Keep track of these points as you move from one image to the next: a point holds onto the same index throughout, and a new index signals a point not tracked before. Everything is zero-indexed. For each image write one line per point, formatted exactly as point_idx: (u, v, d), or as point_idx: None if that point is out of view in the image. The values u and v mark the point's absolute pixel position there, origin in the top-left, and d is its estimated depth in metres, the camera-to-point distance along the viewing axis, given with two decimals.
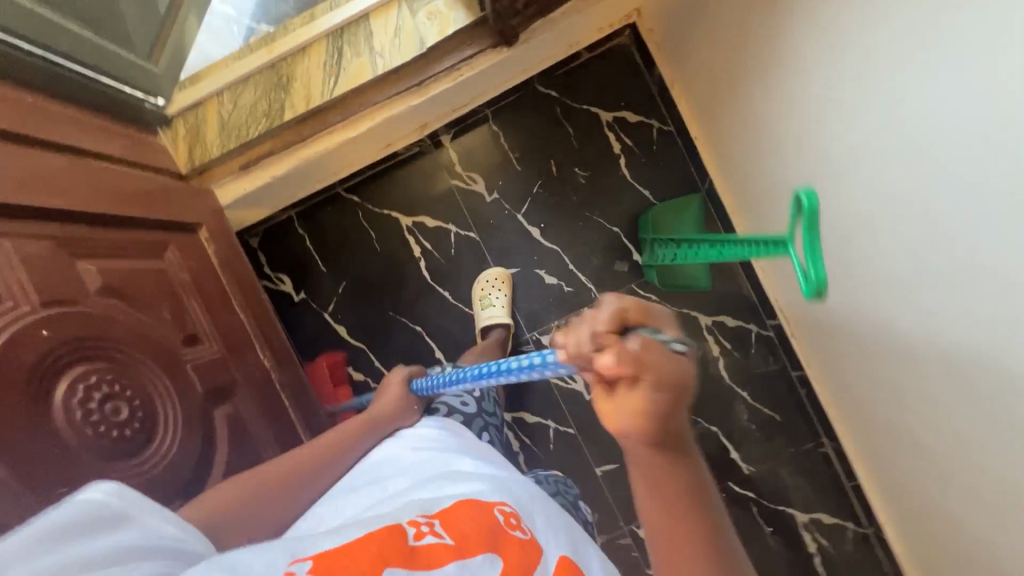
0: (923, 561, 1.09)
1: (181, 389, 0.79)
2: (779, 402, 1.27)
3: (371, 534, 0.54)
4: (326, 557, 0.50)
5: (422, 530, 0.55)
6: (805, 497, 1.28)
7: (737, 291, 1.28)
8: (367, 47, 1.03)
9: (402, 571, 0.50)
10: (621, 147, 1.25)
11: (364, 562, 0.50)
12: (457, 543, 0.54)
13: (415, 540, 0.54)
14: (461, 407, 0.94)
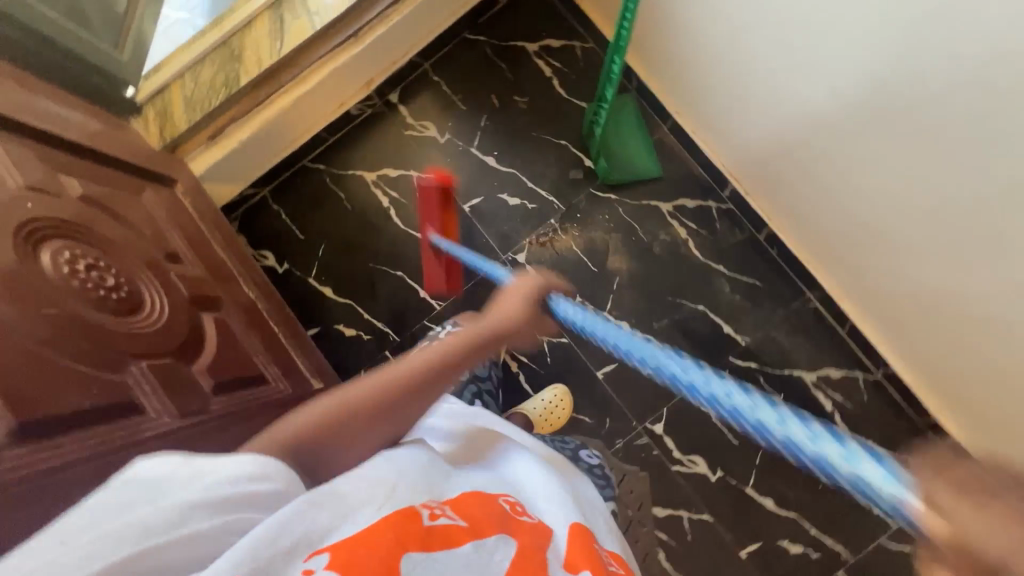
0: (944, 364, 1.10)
1: (168, 288, 0.83)
2: (755, 268, 1.31)
3: (383, 519, 0.50)
4: (343, 550, 0.46)
5: (436, 512, 0.53)
6: (807, 356, 1.29)
7: (689, 172, 1.34)
8: (304, 10, 1.18)
9: (420, 555, 0.48)
10: (552, 70, 1.37)
11: (384, 553, 0.47)
12: (471, 524, 0.54)
13: (430, 521, 0.52)
14: None
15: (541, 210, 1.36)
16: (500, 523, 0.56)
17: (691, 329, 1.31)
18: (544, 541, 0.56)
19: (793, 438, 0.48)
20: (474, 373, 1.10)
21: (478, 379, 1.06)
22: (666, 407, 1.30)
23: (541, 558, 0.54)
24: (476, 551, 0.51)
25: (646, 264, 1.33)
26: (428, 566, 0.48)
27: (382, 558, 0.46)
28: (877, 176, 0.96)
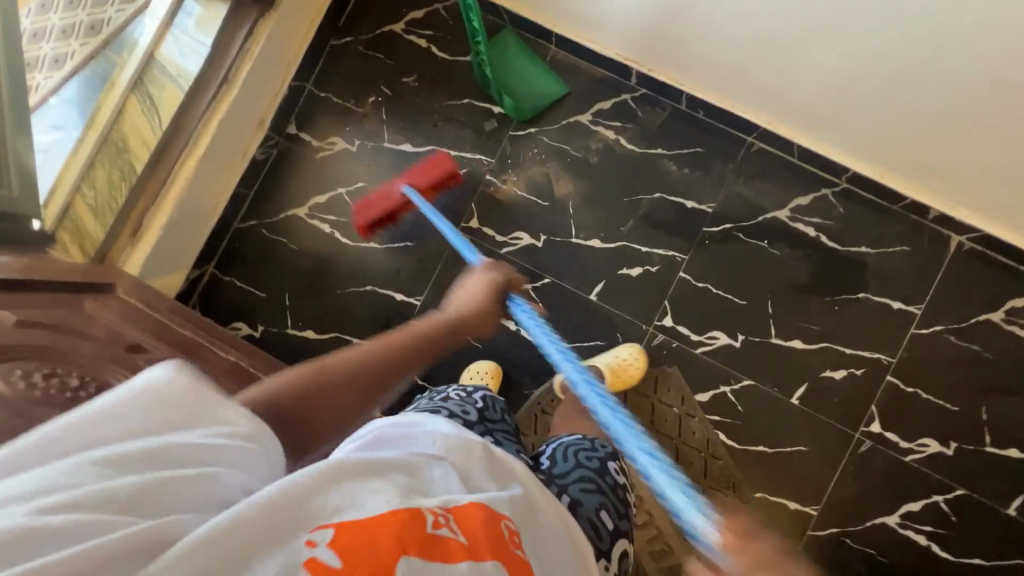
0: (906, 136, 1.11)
1: (141, 373, 0.82)
2: (691, 136, 1.31)
3: (394, 514, 0.41)
4: (348, 533, 0.39)
5: (441, 520, 0.43)
6: (772, 195, 1.29)
7: (592, 76, 1.34)
8: (166, 76, 1.16)
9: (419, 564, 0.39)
10: (426, 40, 1.37)
11: (384, 554, 0.38)
12: (473, 545, 0.43)
13: (433, 529, 0.42)
14: (464, 415, 0.75)
15: (472, 171, 1.35)
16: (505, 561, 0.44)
17: (657, 218, 1.31)
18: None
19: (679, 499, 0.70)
20: (472, 394, 0.81)
21: (478, 400, 0.80)
22: (667, 299, 1.30)
23: None
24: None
25: (590, 178, 1.33)
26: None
27: (378, 555, 0.38)
28: None
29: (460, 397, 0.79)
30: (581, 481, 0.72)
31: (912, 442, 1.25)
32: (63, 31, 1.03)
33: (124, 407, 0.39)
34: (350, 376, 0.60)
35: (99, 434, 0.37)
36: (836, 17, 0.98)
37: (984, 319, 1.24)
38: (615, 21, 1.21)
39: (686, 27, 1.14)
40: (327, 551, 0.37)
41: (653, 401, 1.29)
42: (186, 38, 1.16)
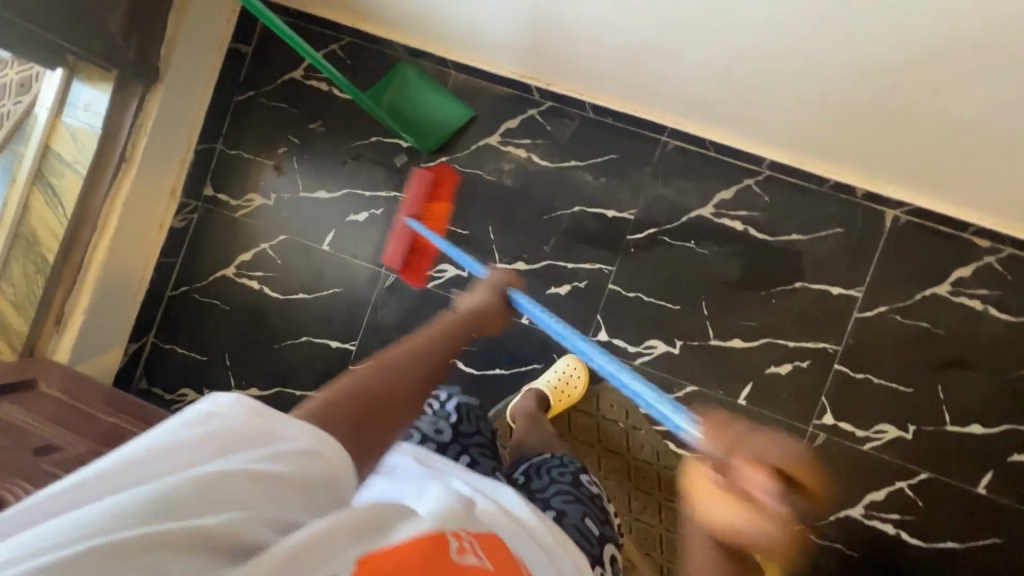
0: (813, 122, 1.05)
1: (40, 481, 0.83)
2: (604, 144, 1.27)
3: (416, 539, 0.47)
4: (378, 559, 0.44)
5: (463, 545, 0.49)
6: (693, 194, 1.25)
7: (495, 96, 1.30)
8: (64, 165, 1.16)
9: None
10: (327, 83, 1.35)
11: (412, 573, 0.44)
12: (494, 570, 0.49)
13: (457, 555, 0.47)
14: (435, 434, 0.93)
15: (389, 208, 1.34)
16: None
17: (579, 232, 1.28)
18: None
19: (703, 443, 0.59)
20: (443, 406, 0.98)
21: (449, 414, 0.96)
22: (599, 314, 1.27)
23: None
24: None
25: (507, 200, 1.30)
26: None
27: None
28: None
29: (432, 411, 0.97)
30: (561, 493, 0.85)
31: (870, 430, 1.20)
32: None
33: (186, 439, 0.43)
34: (376, 411, 0.56)
35: (172, 459, 0.42)
36: (706, 18, 0.92)
37: (930, 295, 1.19)
38: (501, 42, 1.18)
39: (569, 40, 1.10)
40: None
41: (598, 419, 1.26)
42: (78, 123, 1.15)
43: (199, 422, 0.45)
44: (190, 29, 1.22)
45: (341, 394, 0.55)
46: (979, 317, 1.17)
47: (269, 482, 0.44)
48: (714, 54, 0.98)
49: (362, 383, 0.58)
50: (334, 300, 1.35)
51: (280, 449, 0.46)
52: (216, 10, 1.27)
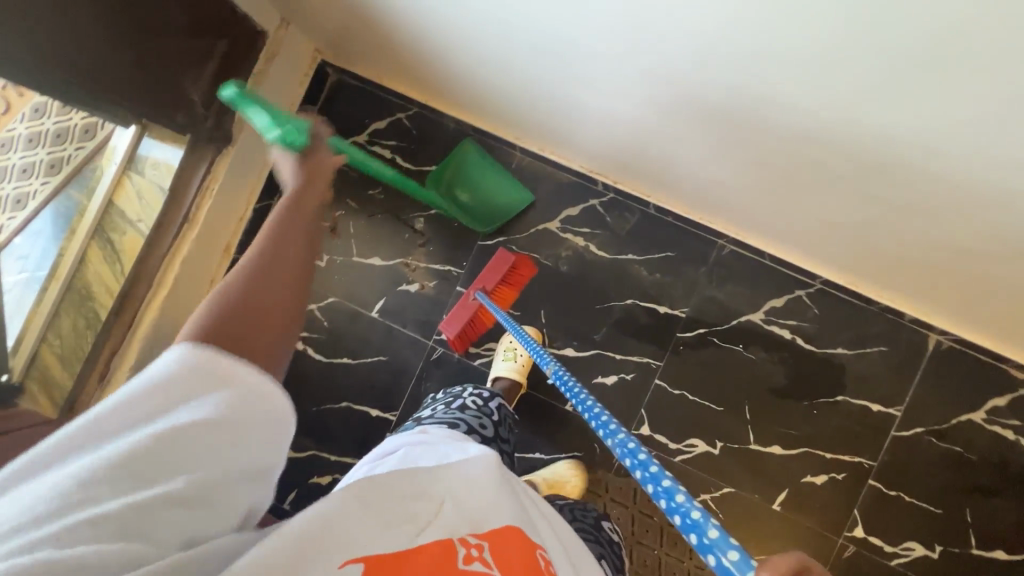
0: (874, 254, 1.09)
1: None
2: (661, 241, 1.30)
3: (420, 549, 0.50)
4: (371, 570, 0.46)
5: (471, 554, 0.52)
6: (746, 299, 1.28)
7: (558, 182, 1.32)
8: (126, 221, 1.16)
9: None
10: (390, 150, 1.35)
11: None
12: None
13: (464, 563, 0.50)
14: (480, 427, 0.98)
15: (442, 282, 1.34)
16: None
17: (631, 324, 1.30)
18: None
19: (692, 527, 0.53)
20: (487, 405, 1.03)
21: (492, 412, 1.02)
22: (643, 408, 1.29)
23: None
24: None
25: (561, 285, 1.31)
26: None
27: None
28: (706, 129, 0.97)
29: (477, 406, 1.02)
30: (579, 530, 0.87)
31: (898, 546, 1.23)
32: (25, 171, 1.11)
33: (144, 388, 0.44)
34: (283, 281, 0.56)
35: (126, 415, 0.43)
36: (792, 161, 0.94)
37: (966, 419, 1.23)
38: (575, 139, 1.20)
39: (646, 149, 1.12)
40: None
41: (635, 511, 1.28)
42: (143, 181, 1.16)
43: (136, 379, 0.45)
44: (265, 93, 1.22)
45: (236, 273, 0.54)
46: (1011, 445, 1.21)
47: (223, 442, 0.45)
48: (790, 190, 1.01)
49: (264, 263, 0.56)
50: (377, 367, 1.34)
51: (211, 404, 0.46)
52: (290, 73, 1.28)
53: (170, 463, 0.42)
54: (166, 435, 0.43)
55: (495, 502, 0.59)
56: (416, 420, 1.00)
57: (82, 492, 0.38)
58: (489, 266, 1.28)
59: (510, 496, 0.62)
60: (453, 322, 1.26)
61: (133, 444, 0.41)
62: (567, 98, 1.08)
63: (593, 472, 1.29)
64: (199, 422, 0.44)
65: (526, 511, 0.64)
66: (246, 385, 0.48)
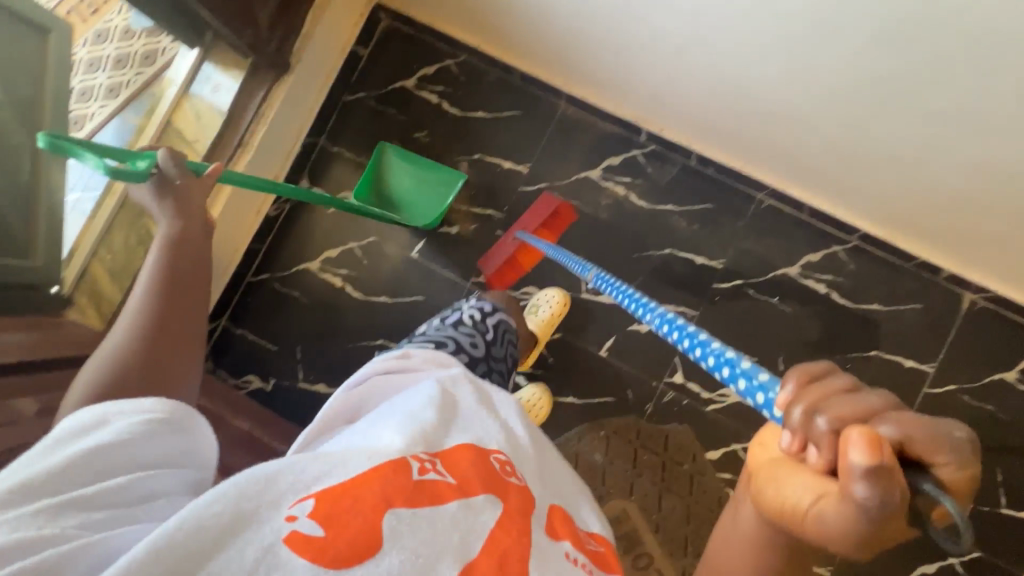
0: (916, 206, 1.10)
1: None
2: (701, 193, 1.32)
3: (376, 472, 0.59)
4: (323, 504, 0.54)
5: (424, 468, 0.63)
6: (783, 252, 1.29)
7: (600, 131, 1.34)
8: (182, 140, 1.16)
9: (405, 509, 0.57)
10: (438, 96, 1.38)
11: (367, 507, 0.55)
12: (459, 483, 0.63)
13: (419, 475, 0.61)
14: (470, 348, 0.97)
15: (482, 226, 1.36)
16: (490, 486, 0.65)
17: (667, 273, 1.31)
18: (529, 507, 0.66)
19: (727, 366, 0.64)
20: (481, 323, 1.02)
21: (486, 330, 1.01)
22: (677, 356, 1.30)
23: (524, 518, 0.63)
24: (462, 509, 0.60)
25: (600, 233, 1.33)
26: (411, 520, 0.56)
27: (364, 517, 0.54)
28: (757, 67, 0.99)
29: (471, 323, 1.01)
30: None
31: None
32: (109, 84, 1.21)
33: (59, 443, 0.52)
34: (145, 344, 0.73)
35: (46, 466, 0.50)
36: (839, 102, 0.96)
37: (998, 379, 1.23)
38: (622, 85, 1.23)
39: (692, 94, 1.14)
40: (306, 522, 0.52)
41: (664, 458, 1.28)
42: (201, 102, 1.17)
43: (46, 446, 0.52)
44: (323, 27, 1.27)
45: (100, 364, 0.70)
46: None
47: (156, 449, 0.55)
48: (836, 133, 1.03)
49: (117, 346, 0.72)
50: (414, 307, 1.36)
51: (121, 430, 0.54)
52: (346, 11, 1.32)
53: (113, 467, 0.53)
54: (104, 445, 0.53)
55: (444, 424, 0.71)
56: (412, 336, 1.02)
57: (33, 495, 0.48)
58: (532, 210, 1.32)
59: (457, 416, 0.73)
60: (492, 259, 1.32)
61: (74, 454, 0.51)
62: (619, 37, 1.10)
63: (624, 418, 1.30)
64: (133, 433, 0.54)
65: (481, 417, 0.76)
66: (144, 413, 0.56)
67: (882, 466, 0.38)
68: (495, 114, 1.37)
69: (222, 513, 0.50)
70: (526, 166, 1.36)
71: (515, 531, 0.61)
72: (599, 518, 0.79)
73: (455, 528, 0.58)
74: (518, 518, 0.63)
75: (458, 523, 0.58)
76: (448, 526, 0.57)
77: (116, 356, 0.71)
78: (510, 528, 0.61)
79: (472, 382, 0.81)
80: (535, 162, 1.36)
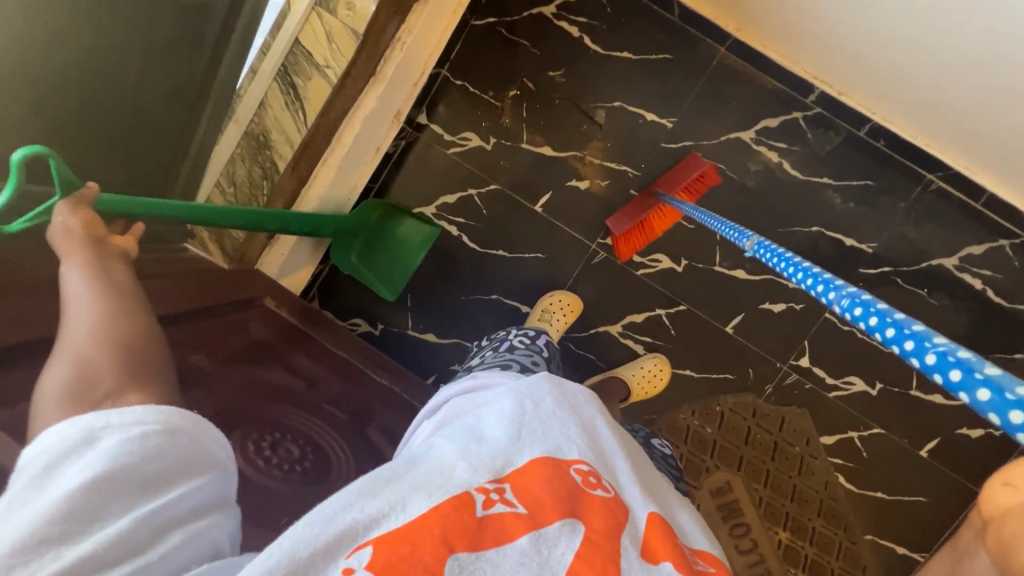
0: None
1: (313, 420, 0.87)
2: (864, 168, 1.20)
3: (436, 510, 0.50)
4: (383, 550, 0.45)
5: (491, 497, 0.53)
6: (944, 242, 1.20)
7: (762, 87, 1.20)
8: (312, 66, 1.03)
9: (469, 554, 0.48)
10: (579, 28, 1.22)
11: (427, 551, 0.46)
12: (531, 512, 0.53)
13: (486, 509, 0.52)
14: (533, 366, 0.90)
15: (616, 183, 1.25)
16: (567, 508, 0.54)
17: (812, 253, 1.22)
18: (617, 527, 0.55)
19: (953, 364, 0.42)
20: (534, 343, 0.98)
21: (540, 349, 0.97)
22: (806, 340, 1.25)
23: (614, 546, 0.53)
24: (535, 544, 0.50)
25: (746, 203, 1.23)
26: (473, 568, 0.47)
27: (422, 562, 0.45)
28: (984, 55, 0.85)
29: (525, 345, 0.97)
30: None
31: None
32: None
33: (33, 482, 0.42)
34: (104, 315, 0.53)
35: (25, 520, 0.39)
36: None
37: None
38: (805, 41, 1.07)
39: (888, 67, 1.00)
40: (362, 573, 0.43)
41: (777, 439, 1.28)
42: (333, 21, 0.99)
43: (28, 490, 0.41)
44: None
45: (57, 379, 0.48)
46: None
47: (157, 471, 0.45)
48: None
49: (79, 351, 0.50)
50: (532, 264, 1.29)
51: (101, 457, 0.43)
52: None
53: (112, 504, 0.42)
54: (104, 476, 0.42)
55: (515, 440, 0.61)
56: (465, 371, 0.93)
57: (40, 550, 0.38)
58: (676, 168, 1.21)
59: (531, 429, 0.63)
60: (621, 219, 1.22)
61: (66, 495, 0.41)
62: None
63: (741, 396, 1.28)
64: (128, 457, 0.44)
65: (557, 423, 0.64)
66: (117, 431, 0.45)
67: None
68: (643, 56, 1.22)
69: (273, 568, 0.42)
70: (671, 120, 1.23)
71: (600, 562, 0.51)
72: (704, 533, 0.66)
73: (526, 569, 0.49)
74: (603, 542, 0.53)
75: (528, 564, 0.49)
76: (518, 568, 0.48)
77: (80, 361, 0.50)
78: (595, 558, 0.51)
79: (549, 382, 0.69)
80: (682, 116, 1.22)
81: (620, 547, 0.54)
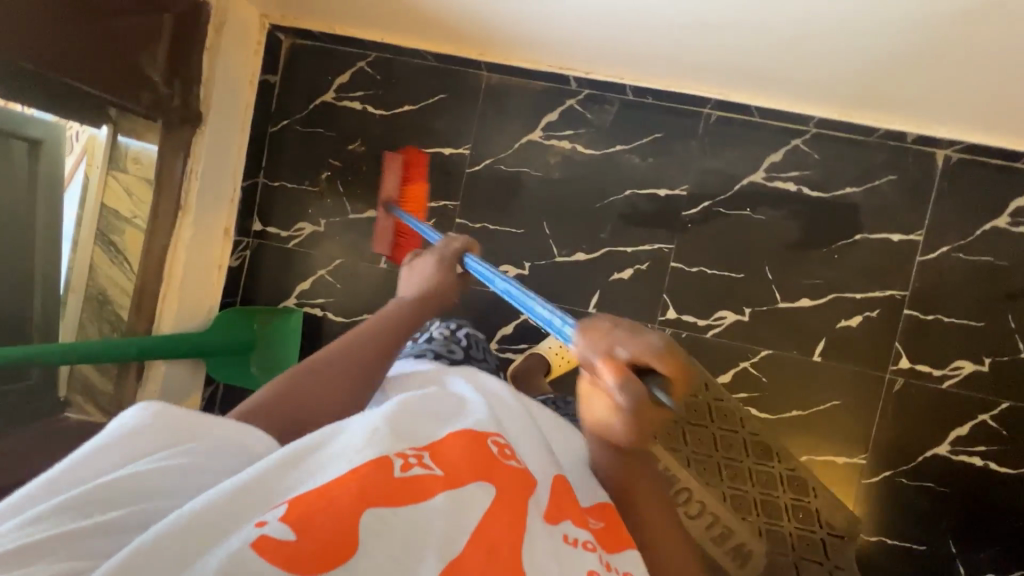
0: (860, 80, 1.06)
1: None
2: (647, 125, 1.28)
3: (353, 470, 0.44)
4: (300, 503, 0.41)
5: (410, 460, 0.47)
6: (744, 160, 1.26)
7: (529, 91, 1.31)
8: (123, 220, 1.20)
9: (384, 509, 0.42)
10: (360, 101, 1.35)
11: (344, 508, 0.41)
12: (447, 474, 0.47)
13: (403, 471, 0.45)
14: (448, 354, 0.94)
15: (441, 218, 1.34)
16: (480, 473, 0.49)
17: (636, 214, 1.29)
18: (530, 492, 0.51)
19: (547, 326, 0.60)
20: (455, 332, 1.00)
21: (461, 339, 0.99)
22: (665, 294, 1.29)
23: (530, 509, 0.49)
24: (452, 501, 0.45)
25: (558, 192, 1.30)
26: (392, 523, 0.41)
27: (338, 517, 0.40)
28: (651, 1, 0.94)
29: (443, 334, 0.98)
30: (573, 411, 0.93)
31: (947, 368, 1.22)
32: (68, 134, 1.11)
33: (115, 441, 0.45)
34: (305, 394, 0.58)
35: (85, 470, 0.43)
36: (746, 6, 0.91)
37: (990, 229, 1.20)
38: (534, 45, 1.18)
39: (603, 37, 1.10)
40: (277, 525, 0.39)
41: None
42: (127, 178, 1.19)
43: (118, 444, 0.45)
44: (223, 64, 1.22)
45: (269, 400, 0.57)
46: None
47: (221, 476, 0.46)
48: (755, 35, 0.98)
49: (279, 412, 0.55)
50: None
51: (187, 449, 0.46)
52: (242, 43, 1.26)
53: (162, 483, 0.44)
54: (168, 465, 0.45)
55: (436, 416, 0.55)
56: None
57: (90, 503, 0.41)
58: (385, 172, 1.29)
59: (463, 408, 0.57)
60: (381, 242, 1.27)
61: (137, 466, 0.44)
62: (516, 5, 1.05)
63: None
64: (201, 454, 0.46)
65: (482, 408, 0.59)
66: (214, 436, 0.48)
67: (635, 388, 0.49)
68: (422, 102, 1.33)
69: (195, 521, 0.39)
70: (467, 147, 1.33)
71: (514, 524, 0.46)
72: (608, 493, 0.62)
73: (443, 526, 0.43)
74: (519, 510, 0.48)
75: (446, 519, 0.43)
76: (433, 521, 0.43)
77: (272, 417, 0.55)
78: (510, 525, 0.46)
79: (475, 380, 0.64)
80: (474, 140, 1.32)
81: (532, 517, 0.48)
